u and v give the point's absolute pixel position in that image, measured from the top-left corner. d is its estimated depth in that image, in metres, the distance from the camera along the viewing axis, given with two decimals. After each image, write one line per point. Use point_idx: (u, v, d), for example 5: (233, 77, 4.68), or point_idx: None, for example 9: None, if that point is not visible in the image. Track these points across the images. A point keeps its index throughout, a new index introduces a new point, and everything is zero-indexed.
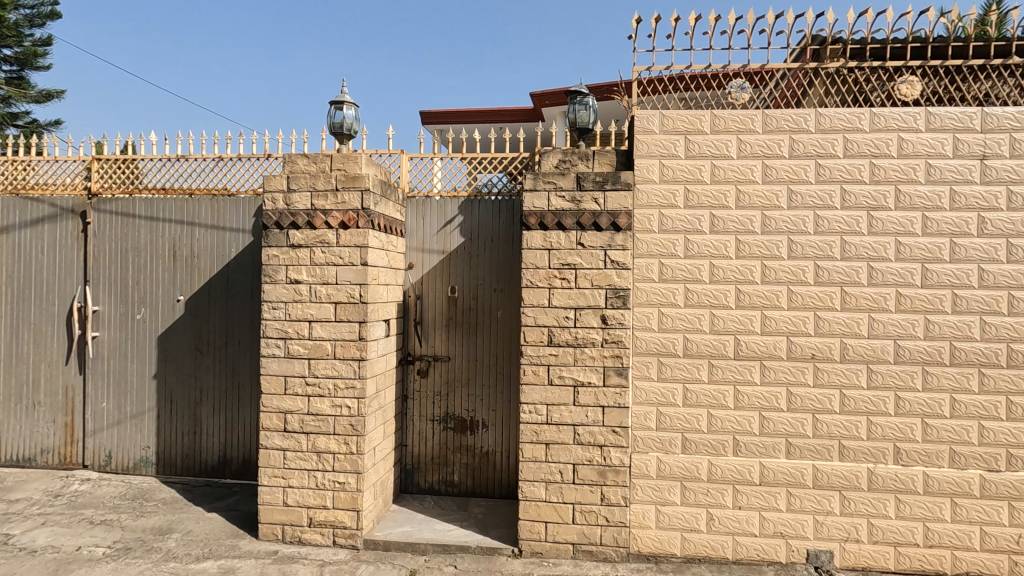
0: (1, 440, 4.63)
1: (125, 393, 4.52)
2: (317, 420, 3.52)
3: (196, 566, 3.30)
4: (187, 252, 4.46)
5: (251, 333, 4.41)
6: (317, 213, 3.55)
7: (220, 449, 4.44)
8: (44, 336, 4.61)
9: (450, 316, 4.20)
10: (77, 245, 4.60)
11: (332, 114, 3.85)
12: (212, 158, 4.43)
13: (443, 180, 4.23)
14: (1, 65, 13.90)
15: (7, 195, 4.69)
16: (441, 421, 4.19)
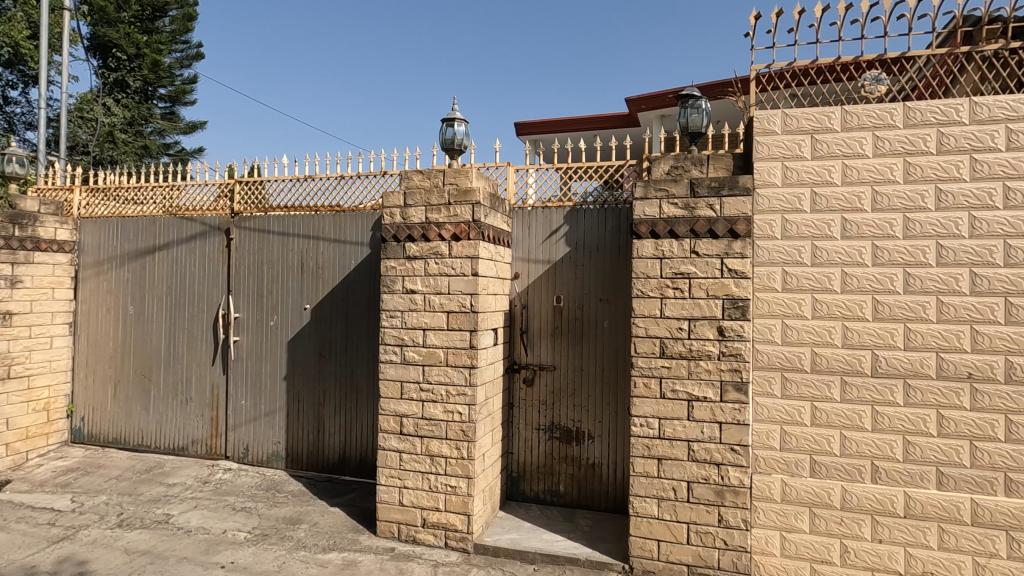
0: (161, 430, 5.29)
1: (260, 393, 4.98)
2: (431, 424, 3.67)
3: (323, 556, 3.54)
4: (313, 263, 4.85)
5: (368, 340, 4.68)
6: (431, 226, 3.72)
7: (341, 447, 4.74)
8: (195, 339, 5.21)
9: (556, 326, 4.20)
10: (222, 259, 5.16)
11: (444, 131, 4.02)
12: (334, 177, 4.78)
13: (537, 190, 4.29)
14: (158, 102, 16.06)
15: (167, 215, 5.37)
16: (546, 430, 4.20)
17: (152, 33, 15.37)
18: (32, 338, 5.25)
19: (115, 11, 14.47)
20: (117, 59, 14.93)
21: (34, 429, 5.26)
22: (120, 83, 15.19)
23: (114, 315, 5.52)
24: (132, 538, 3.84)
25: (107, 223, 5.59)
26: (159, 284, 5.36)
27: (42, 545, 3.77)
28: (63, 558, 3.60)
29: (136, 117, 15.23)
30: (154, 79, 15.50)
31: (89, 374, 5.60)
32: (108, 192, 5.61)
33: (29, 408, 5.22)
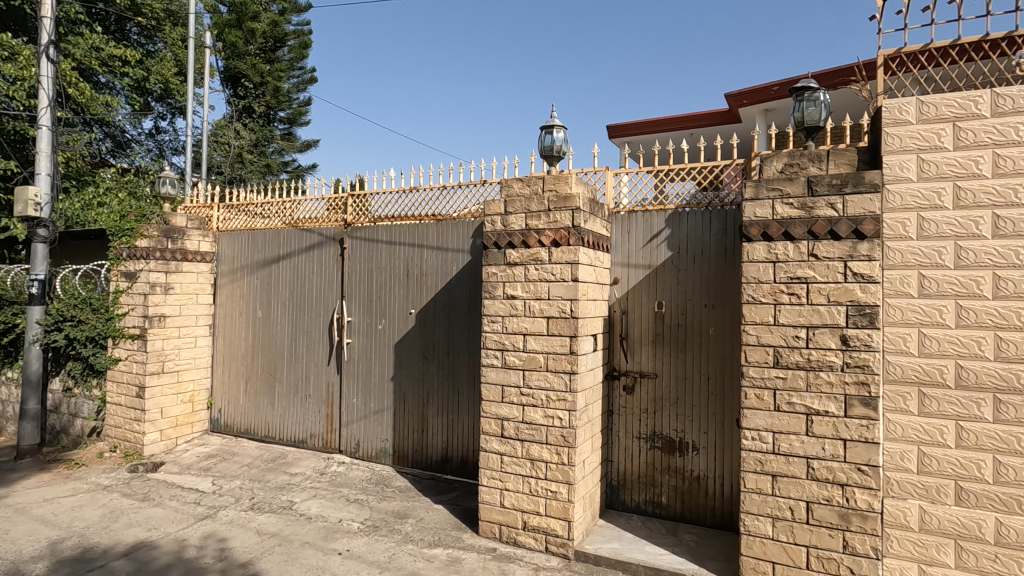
0: (284, 423, 5.79)
1: (370, 392, 5.29)
2: (531, 428, 3.71)
3: (429, 551, 3.70)
4: (417, 270, 5.09)
5: (469, 343, 4.82)
6: (531, 233, 3.77)
7: (443, 447, 4.92)
8: (313, 341, 5.66)
9: (657, 332, 4.09)
10: (336, 266, 5.57)
11: (542, 139, 4.07)
12: (437, 188, 5.00)
13: (629, 193, 4.22)
14: (278, 125, 17.69)
15: (289, 228, 5.89)
16: (648, 439, 4.09)
17: (274, 61, 16.94)
18: (180, 338, 5.99)
19: (244, 45, 16.15)
20: (245, 87, 16.64)
21: (181, 418, 5.99)
22: (247, 109, 16.91)
23: (245, 318, 6.13)
24: (262, 521, 4.24)
25: (241, 235, 6.23)
26: (283, 290, 5.89)
27: (190, 521, 4.27)
28: (207, 534, 4.05)
29: (260, 139, 16.89)
30: (275, 103, 17.09)
31: (225, 370, 6.26)
32: (241, 208, 6.25)
33: (178, 399, 5.96)
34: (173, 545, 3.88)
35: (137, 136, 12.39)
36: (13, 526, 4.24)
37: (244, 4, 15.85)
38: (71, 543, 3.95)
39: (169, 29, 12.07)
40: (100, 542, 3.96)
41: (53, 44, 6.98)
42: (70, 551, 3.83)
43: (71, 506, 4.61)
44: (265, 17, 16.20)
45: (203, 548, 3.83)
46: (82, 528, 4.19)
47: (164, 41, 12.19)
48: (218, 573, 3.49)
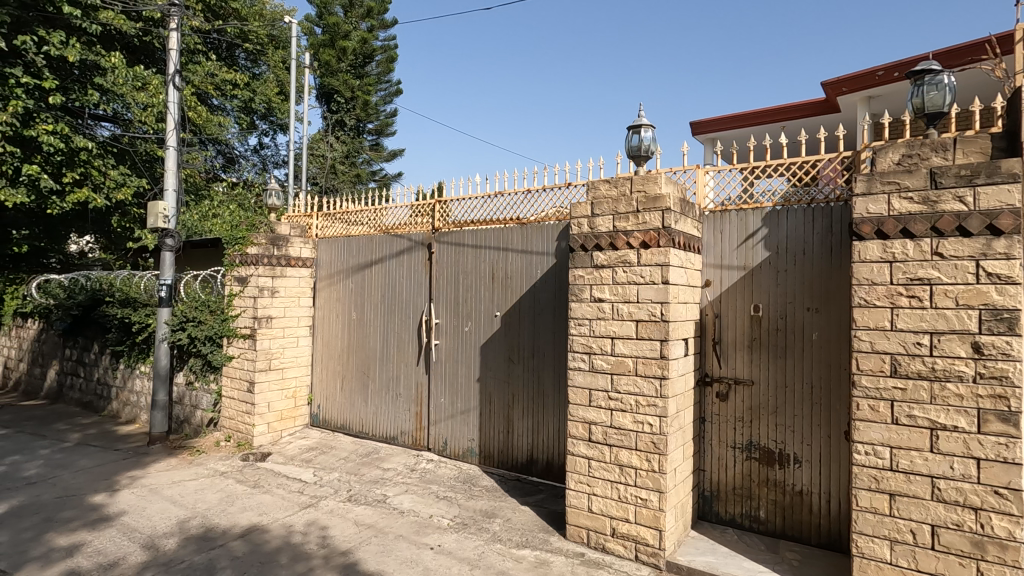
0: (377, 420, 6.07)
1: (457, 392, 5.43)
2: (620, 434, 3.65)
3: (517, 552, 3.74)
4: (502, 273, 5.16)
5: (554, 346, 4.81)
6: (619, 234, 3.72)
7: (528, 449, 4.94)
8: (403, 342, 5.90)
9: (754, 337, 3.89)
10: (424, 270, 5.76)
11: (629, 139, 3.99)
12: (522, 192, 5.04)
13: (715, 191, 4.09)
14: (367, 136, 18.70)
15: (381, 234, 6.18)
16: (744, 449, 3.89)
17: (363, 76, 17.90)
18: (285, 337, 6.45)
19: (336, 63, 17.21)
20: (338, 103, 17.76)
21: (286, 412, 6.46)
22: (339, 122, 18.03)
23: (341, 320, 6.51)
24: (359, 512, 4.48)
25: (337, 241, 6.62)
26: (375, 293, 6.19)
27: (296, 509, 4.59)
28: (311, 521, 4.33)
29: (351, 151, 18.00)
30: (364, 116, 18.08)
31: (323, 368, 6.67)
32: (338, 216, 6.65)
33: (283, 395, 6.42)
34: (281, 530, 4.19)
35: (245, 152, 13.56)
36: (148, 504, 4.76)
37: (337, 24, 16.89)
38: (196, 522, 4.37)
39: (272, 53, 13.14)
40: (219, 523, 4.34)
41: (178, 73, 7.80)
42: (195, 529, 4.24)
43: (195, 489, 5.11)
44: (356, 35, 17.17)
45: (308, 534, 4.10)
46: (204, 510, 4.62)
47: (268, 64, 13.44)
48: (322, 559, 3.72)
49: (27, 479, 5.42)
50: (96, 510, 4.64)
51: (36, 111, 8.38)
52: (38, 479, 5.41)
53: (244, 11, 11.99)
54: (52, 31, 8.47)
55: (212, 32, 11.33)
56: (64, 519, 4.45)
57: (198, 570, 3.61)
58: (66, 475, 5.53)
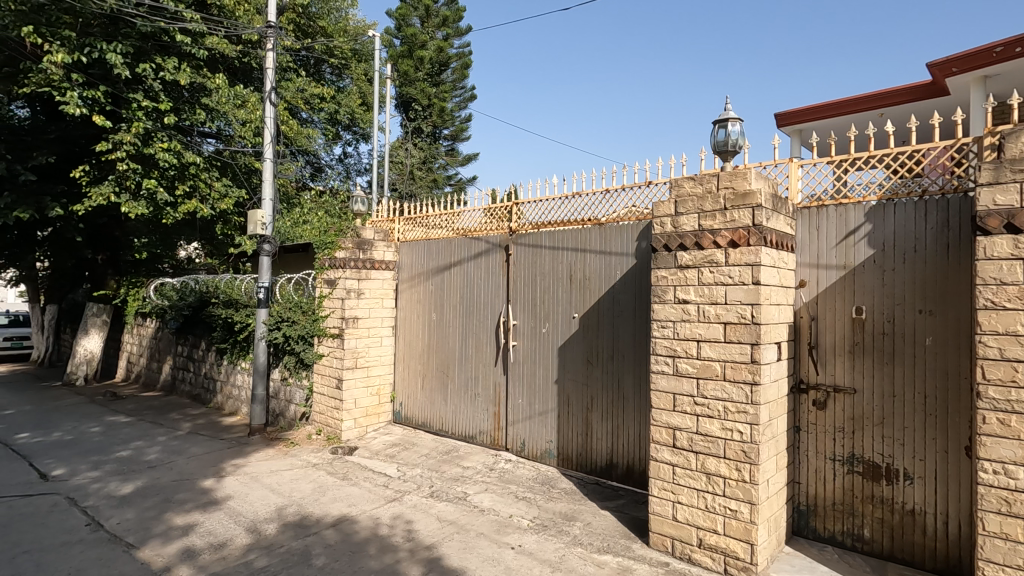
0: (456, 419, 6.21)
1: (535, 393, 5.44)
2: (706, 441, 3.50)
3: (598, 556, 3.69)
4: (580, 275, 5.11)
5: (635, 348, 4.70)
6: (705, 233, 3.58)
7: (608, 453, 4.85)
8: (481, 343, 6.00)
9: (856, 342, 3.60)
10: (502, 272, 5.82)
11: (715, 134, 3.84)
12: (601, 192, 4.97)
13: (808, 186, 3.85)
14: (443, 142, 19.29)
15: (459, 237, 6.31)
16: (845, 461, 3.62)
17: (439, 84, 18.43)
18: (370, 337, 6.75)
19: (414, 72, 17.83)
20: (415, 111, 18.45)
21: (371, 409, 6.75)
22: (417, 130, 18.74)
23: (422, 320, 6.71)
24: (441, 508, 4.59)
25: (418, 245, 6.84)
26: (454, 295, 6.33)
27: (382, 502, 4.78)
28: (396, 515, 4.50)
29: (428, 157, 18.72)
30: (441, 123, 18.66)
31: (405, 368, 6.90)
32: (419, 221, 6.87)
33: (368, 392, 6.72)
34: (369, 521, 4.38)
35: (331, 162, 14.38)
36: (250, 490, 5.13)
37: (415, 35, 17.49)
38: (292, 510, 4.66)
39: (355, 66, 13.87)
40: (313, 512, 4.61)
41: (274, 90, 8.39)
42: (292, 516, 4.52)
43: (291, 478, 5.45)
44: (432, 44, 17.72)
45: (394, 527, 4.26)
46: (299, 498, 4.92)
47: (351, 78, 14.29)
48: (407, 552, 3.85)
49: (148, 463, 6.02)
50: (206, 493, 5.07)
51: (154, 131, 9.33)
52: (158, 463, 5.99)
53: (330, 29, 12.72)
54: (167, 58, 9.39)
55: (302, 50, 12.12)
56: (180, 500, 4.89)
57: (296, 555, 3.84)
58: (181, 460, 6.09)
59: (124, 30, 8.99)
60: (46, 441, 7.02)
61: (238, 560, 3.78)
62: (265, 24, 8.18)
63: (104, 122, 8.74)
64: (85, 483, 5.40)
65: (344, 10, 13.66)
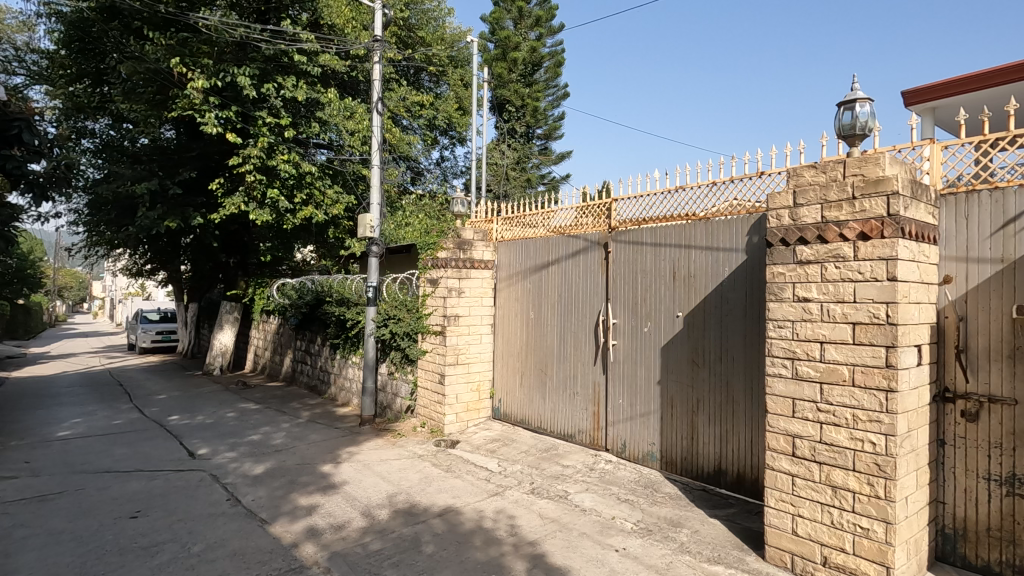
0: (555, 417, 6.21)
1: (637, 394, 5.31)
2: (832, 451, 3.23)
3: (708, 567, 3.53)
4: (685, 272, 4.92)
5: (746, 349, 4.45)
6: (830, 225, 3.30)
7: (716, 458, 4.63)
8: (580, 341, 5.96)
9: (1017, 346, 3.14)
10: (601, 270, 5.74)
11: (839, 117, 3.51)
12: (707, 184, 4.75)
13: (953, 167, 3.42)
14: (536, 141, 19.50)
15: (557, 236, 6.30)
16: (1004, 482, 3.17)
17: (532, 84, 18.62)
18: (470, 334, 6.95)
19: (508, 74, 18.10)
20: (509, 112, 18.80)
21: (471, 404, 6.96)
22: (511, 130, 19.12)
23: (520, 318, 6.79)
24: (543, 505, 4.62)
25: (515, 244, 6.93)
26: (551, 293, 6.34)
27: (484, 495, 4.91)
28: (499, 509, 4.59)
29: (521, 157, 19.05)
30: (533, 122, 18.94)
31: (504, 364, 7.01)
32: (517, 220, 6.96)
33: (468, 387, 6.93)
34: (474, 514, 4.51)
35: (430, 166, 14.99)
36: (363, 477, 5.48)
37: (508, 38, 17.77)
38: (402, 498, 4.91)
39: (451, 72, 14.41)
40: (421, 501, 4.83)
41: (381, 101, 8.90)
42: (402, 504, 4.77)
43: (399, 468, 5.75)
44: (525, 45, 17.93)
45: (497, 521, 4.35)
46: (407, 487, 5.18)
47: (448, 83, 14.81)
48: (511, 546, 3.91)
49: (275, 447, 6.62)
50: (326, 477, 5.48)
51: (276, 144, 10.26)
52: (283, 447, 6.58)
53: (429, 38, 13.30)
54: (287, 77, 10.28)
55: (402, 60, 12.77)
56: (303, 483, 5.33)
57: (407, 541, 4.05)
58: (302, 446, 6.64)
59: (251, 54, 9.98)
60: (192, 423, 7.95)
61: (355, 542, 4.05)
62: (371, 38, 8.68)
63: (236, 139, 9.74)
64: (225, 462, 6.05)
65: (441, 19, 14.18)
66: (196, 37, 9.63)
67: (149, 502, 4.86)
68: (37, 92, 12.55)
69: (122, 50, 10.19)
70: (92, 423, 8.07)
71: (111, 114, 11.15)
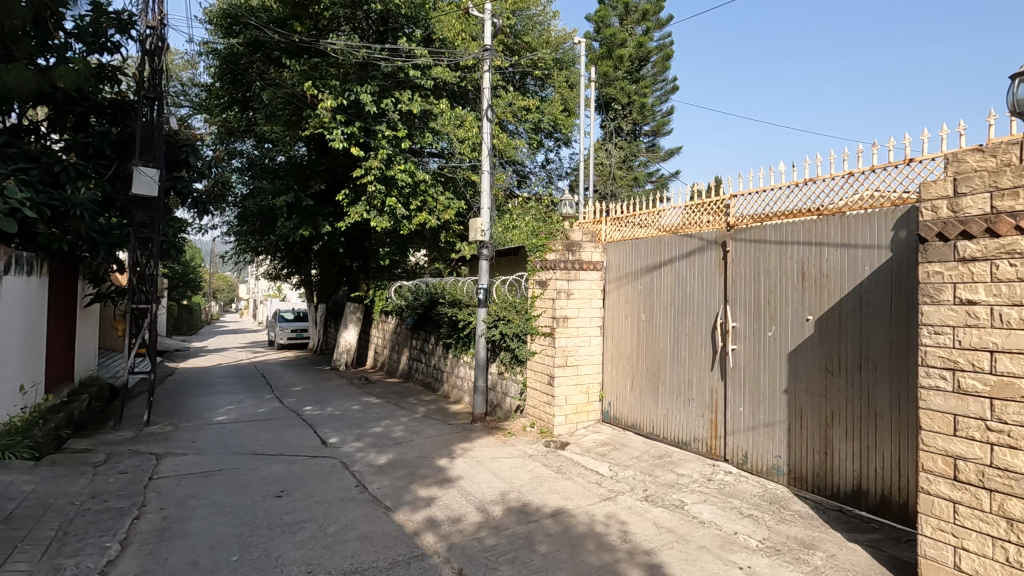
0: (668, 423, 5.99)
1: (760, 402, 4.96)
2: (1006, 477, 2.79)
3: None
4: (816, 272, 4.52)
5: (891, 357, 3.99)
6: (1002, 217, 2.87)
7: (855, 477, 4.20)
8: (696, 345, 5.69)
9: None
10: (719, 270, 5.44)
11: (1013, 90, 3.03)
12: (841, 175, 4.34)
13: None
14: (643, 138, 19.11)
15: (670, 236, 6.08)
16: None
17: (639, 80, 18.23)
18: (579, 336, 6.92)
19: (614, 72, 17.87)
20: (615, 110, 18.56)
21: (580, 406, 6.93)
22: (617, 129, 18.87)
23: (630, 321, 6.63)
24: (658, 514, 4.48)
25: (624, 245, 6.79)
26: (664, 295, 6.12)
27: (597, 499, 4.86)
28: (611, 514, 4.52)
29: (628, 155, 18.74)
30: (641, 119, 18.57)
31: (613, 367, 6.88)
32: (626, 221, 6.83)
33: (578, 389, 6.91)
34: (586, 517, 4.48)
35: (536, 169, 15.23)
36: (477, 473, 5.67)
37: (614, 35, 17.57)
38: (514, 496, 5.01)
39: (557, 75, 14.53)
40: (533, 500, 4.90)
41: (490, 107, 9.16)
42: (514, 502, 4.86)
43: (510, 466, 5.87)
44: (632, 41, 17.65)
45: (610, 526, 4.29)
46: (519, 486, 5.27)
47: (553, 86, 14.94)
48: (626, 553, 3.83)
49: (396, 439, 7.06)
50: (442, 471, 5.74)
51: (394, 155, 10.97)
52: (402, 440, 7.00)
53: (535, 43, 13.53)
54: (403, 92, 10.94)
55: (510, 67, 13.11)
56: (422, 475, 5.63)
57: (520, 539, 4.12)
58: (419, 440, 7.01)
59: (372, 72, 10.76)
60: (323, 414, 8.71)
61: (471, 535, 4.20)
62: (481, 49, 8.94)
63: (359, 152, 10.58)
64: (353, 451, 6.56)
65: (547, 22, 14.36)
66: (325, 61, 10.71)
67: (290, 484, 5.38)
68: (199, 121, 14.47)
69: (264, 77, 11.45)
70: (242, 410, 9.14)
71: (256, 136, 12.58)
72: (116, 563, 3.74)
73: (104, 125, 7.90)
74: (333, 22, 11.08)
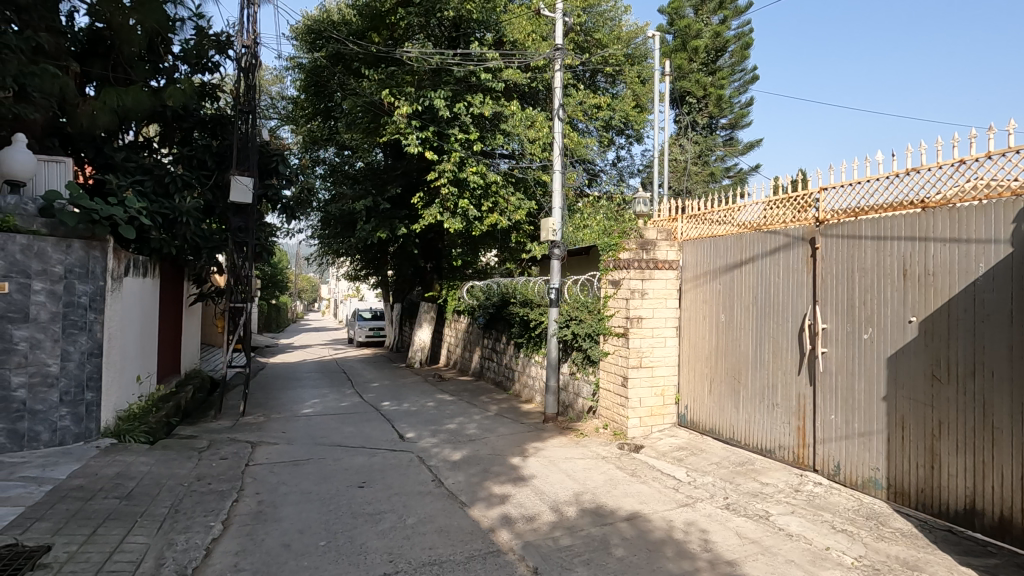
0: (750, 428, 5.72)
1: (854, 410, 4.63)
2: None
3: None
4: (920, 269, 4.15)
5: (1011, 364, 3.60)
6: None
7: (968, 495, 3.83)
8: (781, 347, 5.39)
9: None
10: (807, 269, 5.12)
11: None
12: (949, 163, 3.97)
13: None
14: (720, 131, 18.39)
15: (752, 232, 5.79)
16: None
17: (716, 71, 17.56)
18: (653, 337, 6.75)
19: (689, 64, 17.28)
20: (690, 104, 17.94)
21: (655, 409, 6.75)
22: (692, 123, 18.25)
23: (708, 322, 6.39)
24: (740, 524, 4.28)
25: (701, 243, 6.55)
26: (746, 295, 5.84)
27: (674, 505, 4.72)
28: (690, 521, 4.38)
29: (703, 150, 18.08)
30: (717, 112, 17.90)
31: (690, 370, 6.66)
32: (703, 218, 6.58)
33: (652, 391, 6.74)
34: (663, 523, 4.36)
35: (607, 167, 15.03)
36: (550, 472, 5.67)
37: (688, 26, 17.01)
38: (588, 497, 4.96)
39: (628, 70, 14.28)
40: (608, 503, 4.83)
41: (561, 106, 9.12)
42: (588, 503, 4.82)
43: (583, 467, 5.83)
44: (707, 31, 17.03)
45: (689, 533, 4.15)
46: (593, 487, 5.22)
47: (625, 82, 14.66)
48: (707, 563, 3.69)
49: (469, 436, 7.20)
50: (515, 470, 5.78)
51: (466, 158, 11.19)
52: (476, 437, 7.12)
53: (605, 39, 13.35)
54: (475, 95, 11.14)
55: (580, 65, 13.03)
56: (496, 472, 5.70)
57: (596, 541, 4.08)
58: (492, 437, 7.12)
59: (445, 78, 11.02)
60: (400, 410, 9.04)
61: (546, 535, 4.21)
62: (552, 48, 8.93)
63: (433, 156, 10.89)
64: (429, 446, 6.76)
65: (619, 18, 14.13)
66: (401, 69, 11.11)
67: (371, 476, 5.62)
68: (286, 131, 15.41)
69: (344, 87, 12.03)
70: (325, 403, 9.66)
71: (337, 143, 13.25)
72: (219, 541, 4.07)
73: (207, 139, 8.62)
74: (408, 31, 11.46)
